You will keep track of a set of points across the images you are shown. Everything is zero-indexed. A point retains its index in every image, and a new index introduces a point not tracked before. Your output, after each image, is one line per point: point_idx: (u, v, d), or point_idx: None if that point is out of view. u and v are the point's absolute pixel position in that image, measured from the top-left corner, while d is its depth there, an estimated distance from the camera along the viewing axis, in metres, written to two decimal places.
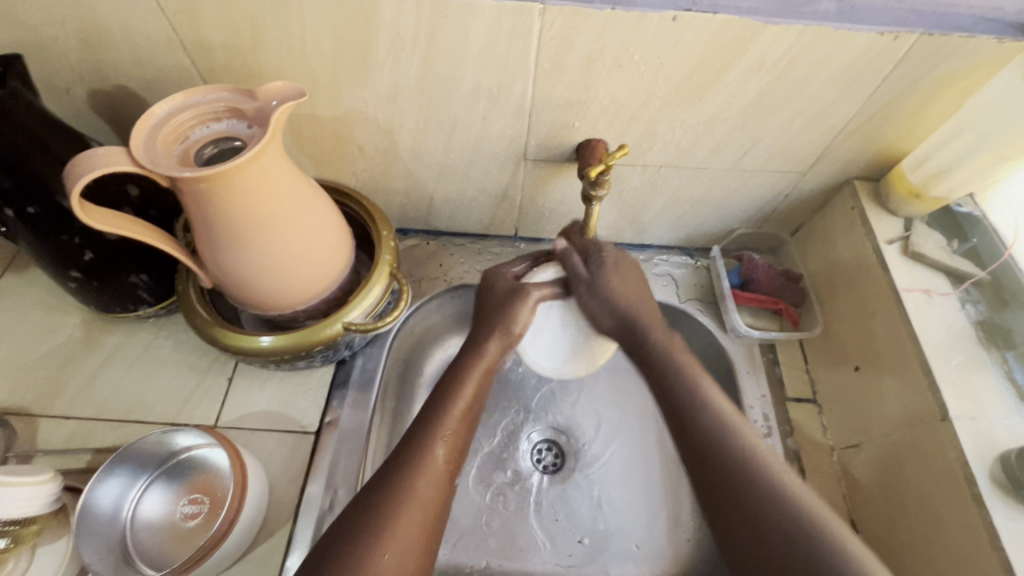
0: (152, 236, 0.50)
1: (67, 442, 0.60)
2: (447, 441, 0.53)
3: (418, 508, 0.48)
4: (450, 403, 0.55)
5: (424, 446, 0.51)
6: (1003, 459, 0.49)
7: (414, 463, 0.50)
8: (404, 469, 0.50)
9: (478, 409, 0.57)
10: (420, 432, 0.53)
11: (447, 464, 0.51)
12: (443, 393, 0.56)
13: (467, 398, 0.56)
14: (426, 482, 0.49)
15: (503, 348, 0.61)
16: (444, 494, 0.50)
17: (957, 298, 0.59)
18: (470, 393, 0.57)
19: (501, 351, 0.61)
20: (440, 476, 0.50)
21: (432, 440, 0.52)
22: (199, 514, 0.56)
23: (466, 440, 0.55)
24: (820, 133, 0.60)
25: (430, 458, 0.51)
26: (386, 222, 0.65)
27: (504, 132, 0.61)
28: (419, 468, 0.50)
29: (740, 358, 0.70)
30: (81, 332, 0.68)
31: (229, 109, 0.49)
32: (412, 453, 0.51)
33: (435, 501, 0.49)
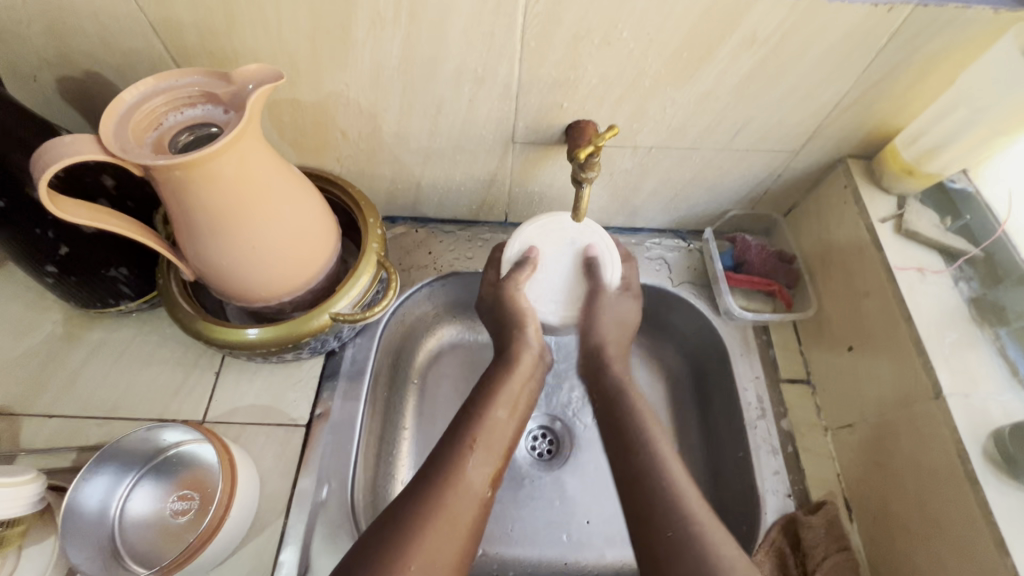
0: (127, 228, 0.48)
1: (51, 440, 0.59)
2: (480, 461, 0.53)
3: (450, 530, 0.48)
4: (487, 419, 0.55)
5: (458, 467, 0.51)
6: (996, 435, 0.49)
7: (450, 484, 0.50)
8: (435, 487, 0.50)
9: (517, 425, 0.58)
10: (449, 452, 0.52)
11: (484, 485, 0.52)
12: (478, 408, 0.56)
13: (502, 417, 0.56)
14: (463, 500, 0.50)
15: (535, 363, 0.62)
16: (481, 514, 0.51)
17: (950, 275, 0.59)
18: (508, 407, 0.58)
19: (534, 369, 0.62)
20: (478, 497, 0.51)
21: (466, 458, 0.52)
22: (189, 510, 0.55)
23: (504, 461, 0.55)
24: (813, 111, 0.59)
25: (464, 479, 0.51)
26: (373, 210, 0.63)
27: (492, 115, 0.60)
28: (455, 486, 0.50)
29: (734, 340, 0.69)
30: (62, 328, 0.66)
31: (203, 94, 0.47)
32: (445, 477, 0.50)
33: (469, 525, 0.49)
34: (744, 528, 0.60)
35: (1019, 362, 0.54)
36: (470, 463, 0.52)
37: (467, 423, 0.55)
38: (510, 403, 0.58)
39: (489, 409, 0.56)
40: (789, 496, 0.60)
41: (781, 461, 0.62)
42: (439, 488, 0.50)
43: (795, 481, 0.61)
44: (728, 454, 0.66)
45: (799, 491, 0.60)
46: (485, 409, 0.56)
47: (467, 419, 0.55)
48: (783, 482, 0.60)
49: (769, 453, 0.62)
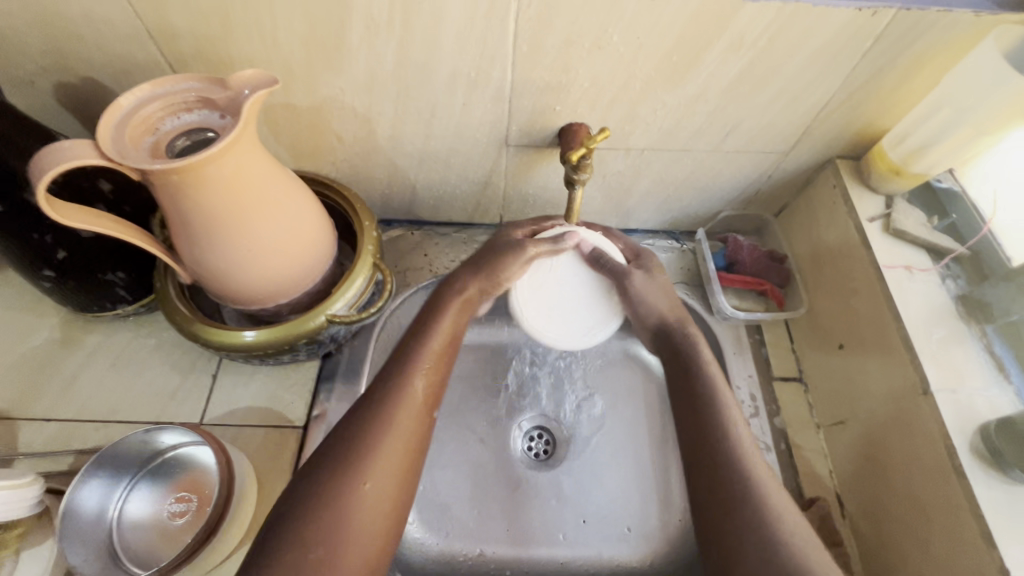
0: (125, 231, 0.49)
1: (49, 444, 0.59)
2: (423, 375, 0.51)
3: (396, 446, 0.47)
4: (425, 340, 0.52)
5: (400, 380, 0.49)
6: (983, 430, 0.50)
7: (391, 399, 0.48)
8: (376, 404, 0.48)
9: (457, 345, 0.55)
10: (390, 372, 0.50)
11: (425, 397, 0.50)
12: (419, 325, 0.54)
13: (446, 328, 0.54)
14: (404, 415, 0.48)
15: (479, 294, 0.58)
16: (423, 426, 0.49)
17: (938, 274, 0.60)
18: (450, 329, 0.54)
19: (477, 298, 0.58)
20: (418, 408, 0.49)
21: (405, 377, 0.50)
22: (186, 512, 0.55)
23: (445, 376, 0.53)
24: (801, 113, 0.60)
25: (404, 394, 0.49)
26: (368, 212, 0.64)
27: (485, 118, 0.60)
28: (397, 402, 0.48)
29: (727, 339, 0.70)
30: (59, 332, 0.66)
31: (200, 99, 0.48)
32: (385, 395, 0.48)
33: (413, 437, 0.48)
34: None
35: (1004, 358, 0.55)
36: (416, 382, 0.50)
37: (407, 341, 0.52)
38: (452, 324, 0.55)
39: (431, 333, 0.53)
40: (782, 493, 0.60)
41: (774, 459, 0.62)
42: (382, 407, 0.48)
43: (788, 478, 0.61)
44: None
45: (792, 487, 0.61)
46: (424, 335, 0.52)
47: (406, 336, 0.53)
48: (776, 479, 0.61)
49: (762, 450, 0.63)
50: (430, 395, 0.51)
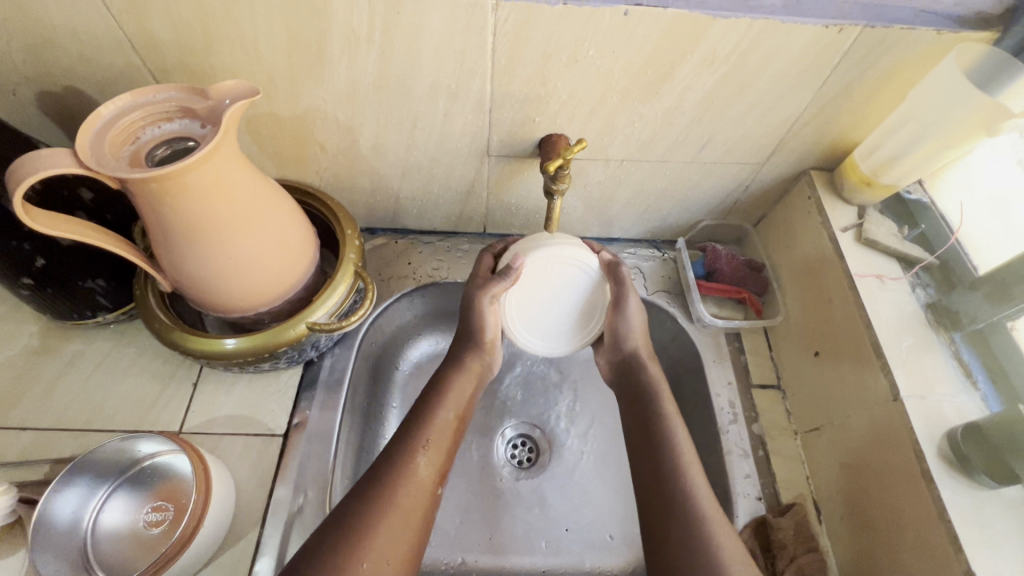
0: (104, 240, 0.49)
1: (24, 453, 0.59)
2: (428, 457, 0.53)
3: (403, 525, 0.48)
4: (435, 420, 0.55)
5: (408, 462, 0.51)
6: (950, 436, 0.51)
7: (401, 480, 0.50)
8: (384, 483, 0.49)
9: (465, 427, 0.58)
10: (399, 450, 0.52)
11: (432, 483, 0.52)
12: (428, 407, 0.56)
13: (450, 416, 0.57)
14: (412, 499, 0.50)
15: (481, 368, 0.62)
16: (430, 512, 0.51)
17: (908, 282, 0.61)
18: (456, 408, 0.58)
19: (481, 372, 0.62)
20: (425, 494, 0.51)
21: (414, 457, 0.52)
22: (163, 522, 0.55)
23: (450, 460, 0.55)
24: (775, 126, 0.61)
25: (412, 474, 0.51)
26: (351, 220, 0.65)
27: (466, 129, 0.61)
28: (405, 480, 0.50)
29: (707, 347, 0.71)
30: (38, 341, 0.66)
31: (180, 108, 0.48)
32: (395, 473, 0.50)
33: (419, 523, 0.49)
34: None
35: (971, 364, 0.56)
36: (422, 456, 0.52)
37: (414, 424, 0.55)
38: (459, 405, 0.58)
39: (437, 408, 0.56)
40: (760, 499, 0.61)
41: (752, 465, 0.63)
42: (389, 485, 0.49)
43: (765, 484, 0.62)
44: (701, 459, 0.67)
45: (770, 494, 0.62)
46: (433, 409, 0.56)
47: (414, 420, 0.55)
48: (754, 485, 0.62)
49: (741, 457, 0.63)
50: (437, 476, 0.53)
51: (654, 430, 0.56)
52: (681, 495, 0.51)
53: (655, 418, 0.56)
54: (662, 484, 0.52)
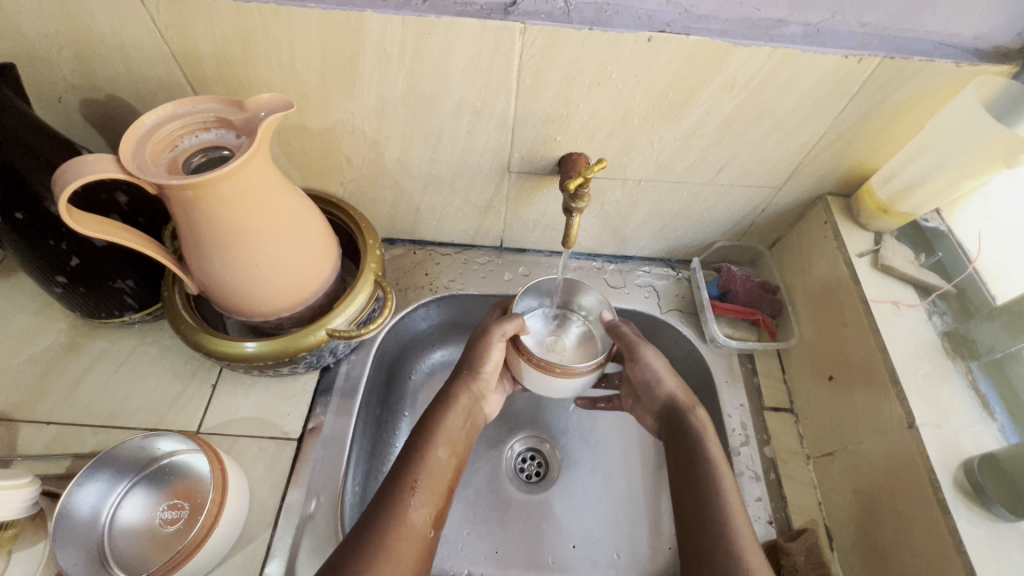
0: (136, 241, 0.51)
1: (48, 447, 0.60)
2: (420, 499, 0.51)
3: (395, 569, 0.47)
4: (427, 459, 0.54)
5: (399, 507, 0.50)
6: (966, 466, 0.50)
7: (391, 524, 0.49)
8: (375, 529, 0.48)
9: (460, 463, 0.57)
10: (390, 489, 0.51)
11: (426, 525, 0.51)
12: (417, 447, 0.55)
13: (445, 454, 0.55)
14: (406, 543, 0.49)
15: (471, 404, 0.60)
16: (424, 555, 0.50)
17: (924, 309, 0.61)
18: (448, 446, 0.56)
19: (471, 408, 0.60)
20: (419, 537, 0.50)
21: (405, 499, 0.51)
22: (178, 520, 0.56)
23: (446, 500, 0.54)
24: (792, 150, 0.62)
25: (404, 518, 0.50)
26: (372, 231, 0.67)
27: (488, 145, 0.63)
28: (396, 526, 0.49)
29: (720, 367, 0.72)
30: (65, 338, 0.68)
31: (218, 119, 0.50)
32: (386, 514, 0.49)
33: (412, 566, 0.48)
34: None
35: (988, 395, 0.56)
36: (413, 498, 0.51)
37: (404, 465, 0.53)
38: (451, 443, 0.57)
39: (428, 448, 0.55)
40: (771, 523, 0.61)
41: (763, 488, 0.63)
42: (381, 532, 0.48)
43: (776, 508, 0.62)
44: None
45: (781, 518, 0.61)
46: (422, 448, 0.54)
47: (404, 462, 0.54)
48: (765, 508, 0.62)
49: (752, 479, 0.63)
50: (428, 517, 0.51)
51: (699, 471, 0.55)
52: (726, 546, 0.50)
53: (698, 460, 0.56)
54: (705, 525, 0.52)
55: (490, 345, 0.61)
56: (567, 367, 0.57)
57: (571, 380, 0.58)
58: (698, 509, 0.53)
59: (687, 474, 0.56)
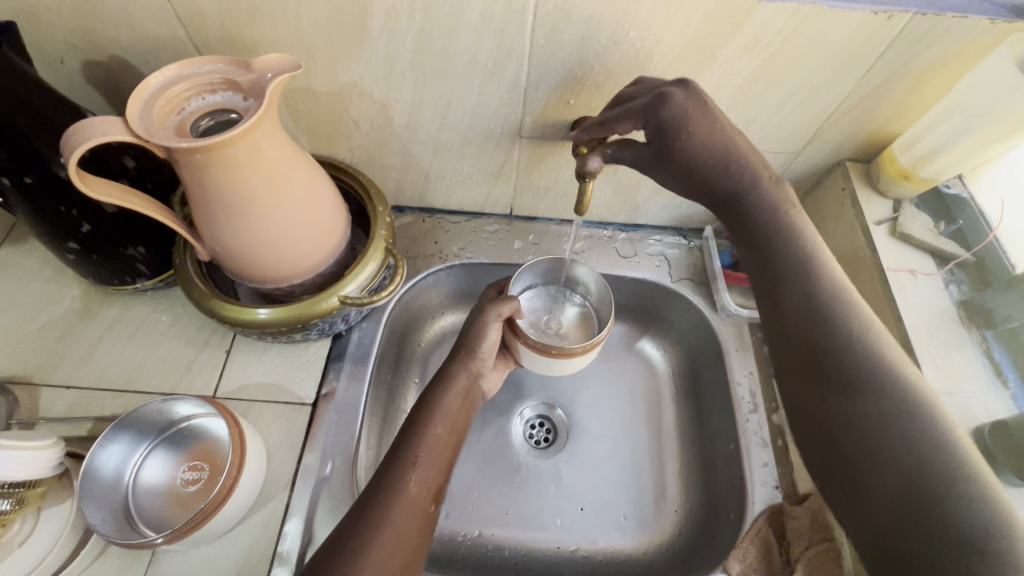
0: (148, 207, 0.50)
1: (69, 410, 0.62)
2: (420, 474, 0.52)
3: (396, 543, 0.48)
4: (426, 436, 0.55)
5: (398, 482, 0.51)
6: (976, 432, 0.50)
7: (391, 498, 0.50)
8: (376, 505, 0.49)
9: (457, 439, 0.58)
10: (392, 463, 0.52)
11: (426, 500, 0.52)
12: (418, 422, 0.56)
13: (442, 431, 0.56)
14: (405, 517, 0.50)
15: (470, 382, 0.60)
16: (424, 528, 0.51)
17: (942, 278, 0.60)
18: (446, 423, 0.57)
19: (470, 387, 0.60)
20: (420, 511, 0.51)
21: (405, 474, 0.52)
22: (199, 481, 0.57)
23: (444, 476, 0.55)
24: (814, 113, 0.60)
25: (403, 494, 0.51)
26: (382, 198, 0.66)
27: (500, 108, 0.62)
28: (397, 501, 0.50)
29: (729, 336, 0.73)
30: (79, 304, 0.69)
31: (224, 81, 0.49)
32: (388, 489, 0.50)
33: (412, 539, 0.49)
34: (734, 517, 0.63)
35: (1001, 363, 0.55)
36: (414, 476, 0.52)
37: (403, 440, 0.54)
38: (450, 420, 0.57)
39: (427, 425, 0.55)
40: (777, 487, 0.62)
41: (770, 454, 0.65)
42: (381, 507, 0.49)
43: (783, 474, 0.63)
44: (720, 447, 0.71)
45: (786, 483, 0.63)
46: (421, 424, 0.55)
47: (404, 437, 0.54)
48: (771, 474, 0.63)
49: (759, 445, 0.65)
50: (427, 492, 0.52)
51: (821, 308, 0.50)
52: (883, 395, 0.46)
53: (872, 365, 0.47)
54: (858, 375, 0.47)
55: (488, 328, 0.60)
56: (563, 348, 0.59)
57: (567, 360, 0.60)
58: (861, 399, 0.46)
59: (860, 378, 0.47)
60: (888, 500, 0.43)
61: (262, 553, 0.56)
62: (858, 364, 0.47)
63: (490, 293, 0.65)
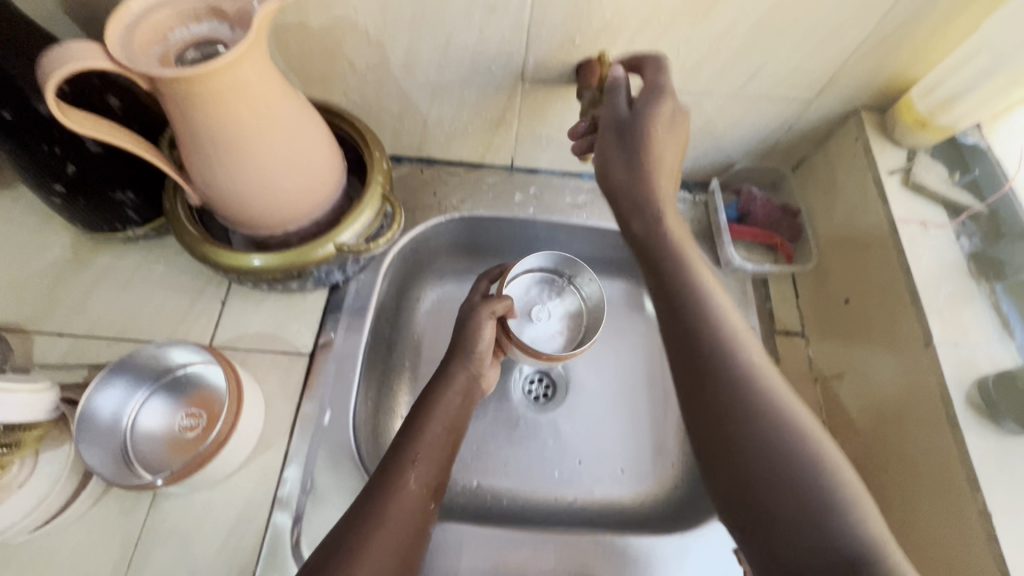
0: (134, 144, 0.48)
1: (64, 357, 0.61)
2: (419, 470, 0.52)
3: (394, 539, 0.48)
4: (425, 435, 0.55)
5: (397, 479, 0.51)
6: (981, 383, 0.50)
7: (391, 493, 0.50)
8: (372, 501, 0.49)
9: (454, 440, 0.58)
10: (392, 460, 0.52)
11: (425, 496, 0.52)
12: (418, 421, 0.56)
13: (438, 427, 0.56)
14: (405, 512, 0.50)
15: (470, 382, 0.61)
16: (421, 524, 0.51)
17: (953, 230, 0.58)
18: (445, 423, 0.57)
19: (469, 387, 0.61)
20: (419, 506, 0.51)
21: (405, 471, 0.52)
22: (197, 428, 0.57)
23: (443, 475, 0.55)
24: (829, 57, 0.57)
25: (403, 491, 0.50)
26: (378, 143, 0.64)
27: (501, 48, 0.59)
28: (396, 492, 0.50)
29: (733, 292, 0.70)
30: (70, 252, 0.67)
31: (210, 9, 0.46)
32: (387, 485, 0.50)
33: (409, 535, 0.49)
34: None
35: (1010, 315, 0.54)
36: (411, 469, 0.52)
37: (401, 439, 0.54)
38: (449, 419, 0.58)
39: (427, 423, 0.56)
40: None
41: None
42: (380, 503, 0.49)
43: None
44: None
45: None
46: (421, 423, 0.56)
47: (403, 436, 0.54)
48: None
49: None
50: (424, 485, 0.52)
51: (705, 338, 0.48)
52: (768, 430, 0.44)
53: (760, 393, 0.45)
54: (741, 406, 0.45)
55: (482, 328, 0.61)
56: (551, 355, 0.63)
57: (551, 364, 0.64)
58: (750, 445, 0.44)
59: (744, 414, 0.45)
60: (756, 506, 0.42)
61: (262, 498, 0.56)
62: (736, 392, 0.45)
63: (483, 287, 0.68)
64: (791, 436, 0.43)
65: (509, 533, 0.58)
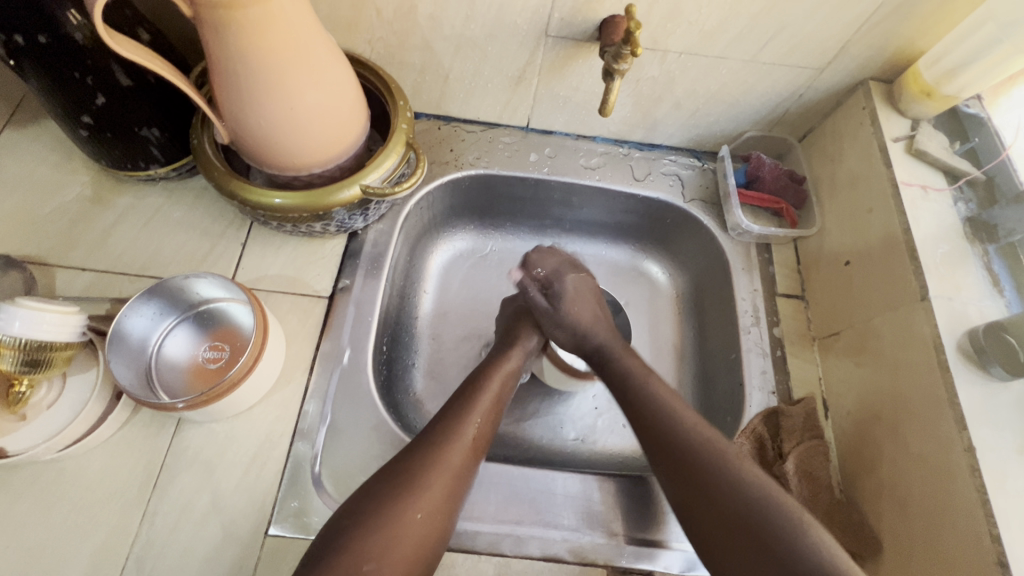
0: (173, 76, 0.49)
1: (86, 290, 0.62)
2: (476, 422, 0.56)
3: (451, 477, 0.51)
4: (481, 395, 0.58)
5: (455, 426, 0.54)
6: (971, 334, 0.53)
7: (448, 438, 0.53)
8: (429, 444, 0.52)
9: (504, 404, 0.61)
10: (448, 414, 0.55)
11: (479, 443, 0.55)
12: (474, 384, 0.59)
13: (496, 387, 0.60)
14: (460, 454, 0.52)
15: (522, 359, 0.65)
16: (474, 465, 0.53)
17: (951, 195, 0.62)
18: (496, 388, 0.60)
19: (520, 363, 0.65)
20: (473, 450, 0.54)
21: (464, 422, 0.55)
22: (219, 360, 0.59)
23: (492, 430, 0.57)
24: (842, 25, 0.60)
25: (461, 437, 0.53)
26: (402, 93, 0.65)
27: (529, 2, 0.60)
28: (453, 440, 0.53)
29: (736, 256, 0.73)
30: (90, 191, 0.67)
31: None
32: (445, 433, 0.53)
33: (463, 473, 0.52)
34: (729, 419, 0.67)
35: (1000, 275, 0.58)
36: (472, 424, 0.55)
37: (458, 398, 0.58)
38: (500, 385, 0.61)
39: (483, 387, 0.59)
40: (773, 393, 0.65)
41: (768, 363, 0.67)
42: (438, 445, 0.52)
43: (779, 381, 0.66)
44: (720, 358, 0.73)
45: (783, 390, 0.66)
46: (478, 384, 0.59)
47: (462, 397, 0.58)
48: (768, 380, 0.66)
49: (758, 354, 0.67)
50: (477, 440, 0.55)
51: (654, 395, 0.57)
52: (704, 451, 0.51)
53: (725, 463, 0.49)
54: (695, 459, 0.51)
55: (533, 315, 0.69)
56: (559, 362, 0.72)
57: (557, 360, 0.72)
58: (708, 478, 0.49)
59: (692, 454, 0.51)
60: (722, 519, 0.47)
61: (284, 429, 0.58)
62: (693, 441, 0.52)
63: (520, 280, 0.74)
64: (729, 479, 0.48)
65: (522, 470, 0.61)
